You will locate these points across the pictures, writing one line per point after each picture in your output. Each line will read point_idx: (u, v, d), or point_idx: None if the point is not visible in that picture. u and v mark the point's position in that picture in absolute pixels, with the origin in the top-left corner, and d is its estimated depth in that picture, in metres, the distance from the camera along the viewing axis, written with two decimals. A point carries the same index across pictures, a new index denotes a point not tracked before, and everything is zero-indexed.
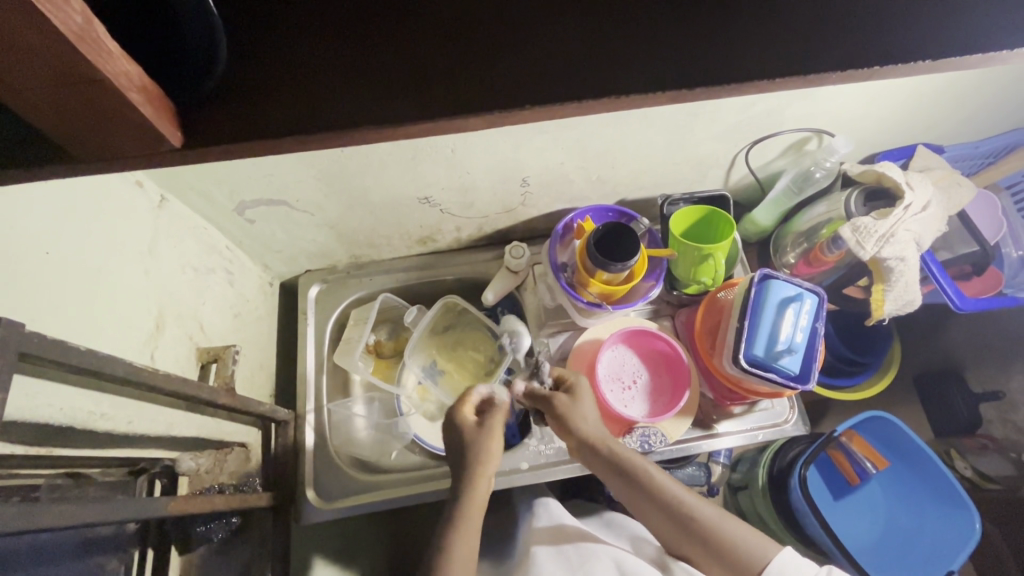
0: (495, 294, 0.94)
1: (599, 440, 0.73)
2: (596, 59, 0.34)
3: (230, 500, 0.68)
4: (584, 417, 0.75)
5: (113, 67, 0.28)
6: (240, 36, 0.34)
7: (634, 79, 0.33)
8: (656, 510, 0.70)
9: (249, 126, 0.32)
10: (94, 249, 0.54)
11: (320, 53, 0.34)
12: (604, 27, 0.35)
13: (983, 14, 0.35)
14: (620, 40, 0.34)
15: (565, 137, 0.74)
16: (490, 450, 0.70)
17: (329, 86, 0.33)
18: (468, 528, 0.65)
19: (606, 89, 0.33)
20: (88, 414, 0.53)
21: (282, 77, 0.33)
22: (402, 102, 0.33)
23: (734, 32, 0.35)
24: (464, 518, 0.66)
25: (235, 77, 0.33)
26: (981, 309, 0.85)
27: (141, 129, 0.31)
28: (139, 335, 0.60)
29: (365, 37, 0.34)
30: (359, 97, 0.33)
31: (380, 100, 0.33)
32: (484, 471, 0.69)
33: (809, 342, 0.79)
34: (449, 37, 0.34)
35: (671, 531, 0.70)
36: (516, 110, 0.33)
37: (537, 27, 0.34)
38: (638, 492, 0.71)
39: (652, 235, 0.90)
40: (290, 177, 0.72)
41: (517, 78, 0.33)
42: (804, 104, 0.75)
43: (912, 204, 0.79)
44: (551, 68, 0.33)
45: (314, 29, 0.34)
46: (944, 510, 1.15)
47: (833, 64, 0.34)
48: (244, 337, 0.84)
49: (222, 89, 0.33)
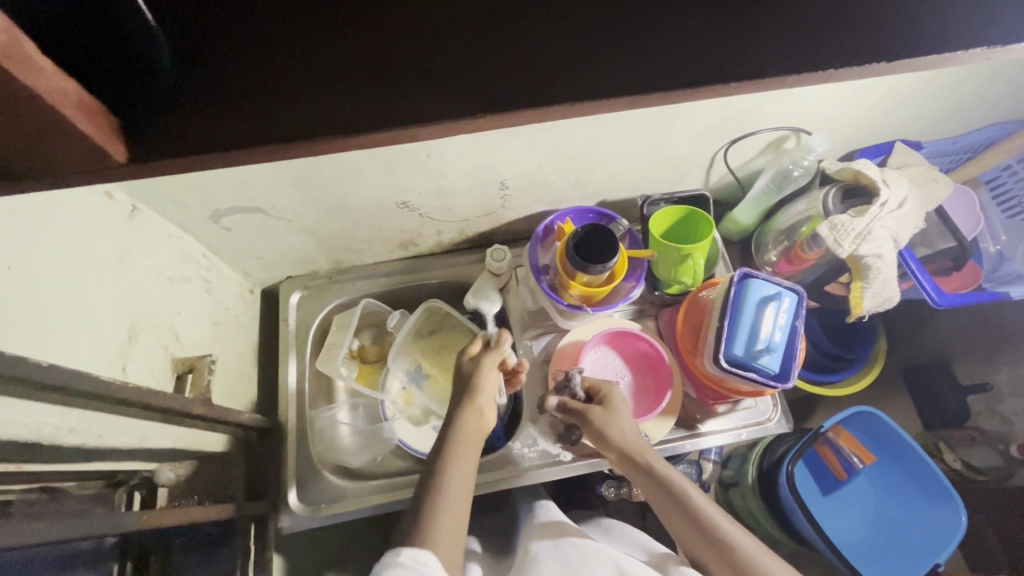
0: (477, 298, 0.94)
1: (641, 447, 0.74)
2: (553, 68, 0.34)
3: (209, 512, 0.68)
4: (623, 426, 0.75)
5: (47, 84, 0.27)
6: (191, 46, 0.34)
7: (594, 84, 0.33)
8: (688, 528, 0.70)
9: (196, 139, 0.32)
10: (60, 262, 0.53)
11: (276, 64, 0.34)
12: (561, 39, 0.35)
13: (930, 15, 0.36)
14: (577, 51, 0.34)
15: (541, 140, 0.74)
16: (484, 380, 0.73)
17: (287, 97, 0.33)
18: (466, 460, 0.68)
19: (571, 94, 0.33)
20: (53, 429, 0.53)
21: (236, 87, 0.33)
22: (361, 114, 0.33)
23: (689, 40, 0.35)
24: (462, 445, 0.69)
25: (185, 88, 0.33)
26: (959, 304, 0.86)
27: (81, 146, 0.30)
28: (110, 348, 0.59)
29: (323, 48, 0.34)
30: (316, 109, 0.32)
31: (340, 110, 0.33)
32: (480, 403, 0.72)
33: (791, 340, 0.79)
34: (409, 50, 0.34)
35: (700, 548, 0.70)
36: (487, 116, 0.33)
37: (495, 39, 0.35)
38: (673, 507, 0.71)
39: (632, 236, 0.89)
40: (265, 184, 0.71)
41: (490, 82, 0.33)
42: (779, 103, 0.75)
43: (888, 201, 0.79)
44: (524, 72, 0.34)
45: (269, 42, 0.34)
46: (929, 503, 1.16)
47: (786, 69, 0.34)
48: (223, 345, 0.83)
49: (170, 102, 0.33)
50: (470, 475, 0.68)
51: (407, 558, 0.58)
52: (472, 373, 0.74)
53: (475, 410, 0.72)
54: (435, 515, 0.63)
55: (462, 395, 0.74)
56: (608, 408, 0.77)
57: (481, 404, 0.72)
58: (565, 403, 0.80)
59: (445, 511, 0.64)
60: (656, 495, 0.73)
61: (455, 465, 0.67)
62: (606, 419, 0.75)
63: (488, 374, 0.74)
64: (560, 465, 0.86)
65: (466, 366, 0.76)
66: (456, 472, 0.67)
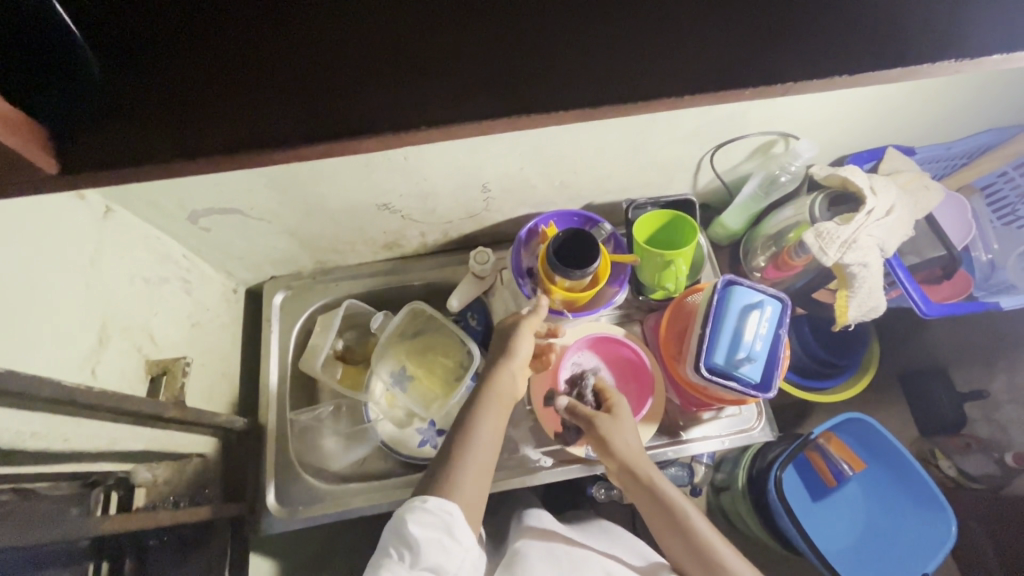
0: (460, 301, 0.94)
1: (642, 459, 0.73)
2: (505, 81, 0.34)
3: (181, 515, 0.67)
4: (625, 438, 0.74)
5: None
6: (134, 55, 0.34)
7: (543, 100, 0.34)
8: (679, 543, 0.69)
9: (141, 149, 0.32)
10: (23, 265, 0.53)
11: (236, 73, 0.34)
12: (504, 48, 0.35)
13: (888, 27, 0.36)
14: (532, 64, 0.35)
15: (522, 144, 0.73)
16: (516, 345, 0.75)
17: (249, 105, 0.33)
18: (495, 418, 0.68)
19: (515, 109, 0.34)
20: (16, 434, 0.52)
21: (190, 95, 0.33)
22: (325, 124, 0.33)
23: (646, 56, 0.35)
24: (491, 404, 0.69)
25: (128, 99, 0.34)
26: (946, 313, 0.84)
27: (12, 161, 0.31)
28: (77, 351, 0.59)
29: (287, 55, 0.34)
30: (276, 117, 0.33)
31: (303, 119, 0.33)
32: (511, 367, 0.73)
33: (774, 349, 0.78)
34: (374, 59, 0.35)
35: (689, 563, 0.69)
36: (424, 130, 0.33)
37: (458, 50, 0.35)
38: (666, 521, 0.70)
39: (615, 240, 0.88)
40: (242, 186, 0.71)
41: (429, 96, 0.34)
42: (765, 109, 0.74)
43: (874, 209, 0.78)
44: (462, 86, 0.34)
45: (218, 56, 0.34)
46: (920, 510, 1.15)
47: (744, 81, 0.34)
48: (203, 346, 0.83)
49: (115, 111, 0.33)
50: (498, 430, 0.68)
51: (433, 502, 0.58)
52: (506, 338, 0.76)
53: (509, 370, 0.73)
54: (463, 463, 0.63)
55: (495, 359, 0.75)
56: (613, 419, 0.76)
57: (513, 369, 0.73)
58: (574, 407, 0.78)
59: (472, 459, 0.63)
60: (651, 511, 0.71)
61: (484, 417, 0.67)
62: (608, 432, 0.74)
63: (521, 341, 0.76)
64: (542, 470, 0.86)
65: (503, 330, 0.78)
66: (485, 424, 0.67)
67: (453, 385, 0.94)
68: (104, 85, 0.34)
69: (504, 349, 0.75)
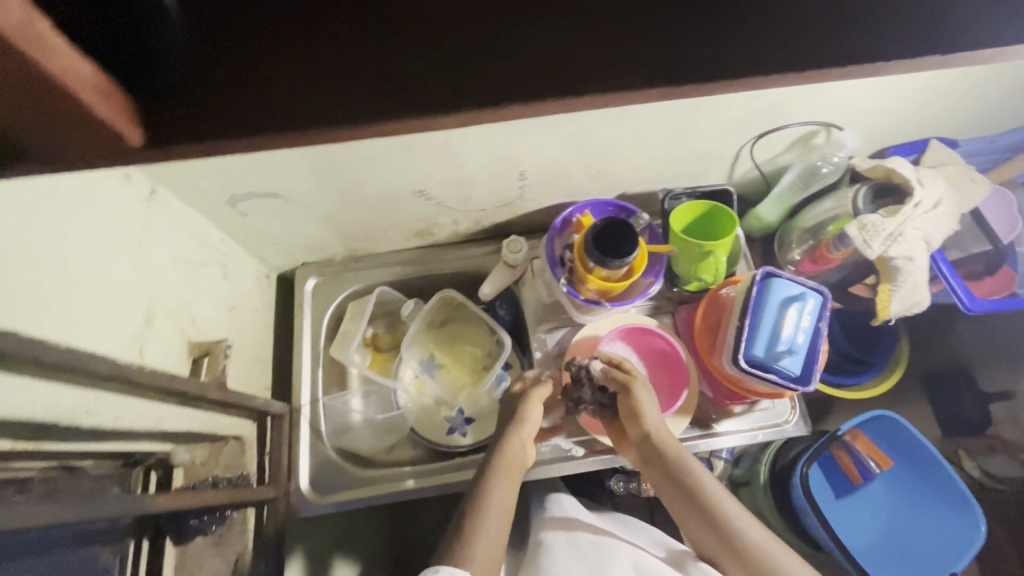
0: (493, 288, 0.93)
1: (665, 437, 0.74)
2: (522, 63, 0.33)
3: (223, 496, 0.68)
4: (652, 414, 0.75)
5: (60, 63, 0.26)
6: (202, 24, 0.34)
7: (608, 77, 0.32)
8: (699, 519, 0.70)
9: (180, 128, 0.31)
10: (73, 243, 0.53)
11: (299, 46, 0.33)
12: (508, 29, 0.33)
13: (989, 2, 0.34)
14: (566, 41, 0.33)
15: (564, 130, 0.72)
16: (527, 415, 0.76)
17: (312, 76, 0.32)
18: (506, 485, 0.69)
19: (527, 95, 0.32)
20: (72, 410, 0.52)
21: (255, 68, 0.33)
22: (393, 93, 0.32)
23: (727, 35, 0.34)
24: (502, 473, 0.70)
25: (195, 69, 0.32)
26: (992, 310, 0.83)
27: (97, 131, 0.29)
28: (126, 330, 0.59)
29: (354, 26, 0.33)
30: (343, 88, 0.32)
31: (369, 92, 0.32)
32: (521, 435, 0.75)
33: (814, 342, 0.77)
34: (445, 27, 0.33)
35: (709, 538, 0.69)
36: (422, 117, 0.31)
37: (533, 19, 0.34)
38: (686, 499, 0.71)
39: (652, 230, 0.87)
40: (283, 170, 0.71)
41: (426, 83, 0.32)
42: (811, 98, 0.73)
43: (921, 201, 0.77)
44: (462, 70, 0.32)
45: (233, 40, 0.33)
46: (948, 510, 1.14)
47: (831, 61, 0.33)
48: (239, 330, 0.83)
49: (169, 79, 0.32)
50: (510, 499, 0.69)
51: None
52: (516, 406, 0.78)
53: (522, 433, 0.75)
54: (475, 535, 0.64)
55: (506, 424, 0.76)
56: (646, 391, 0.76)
57: (524, 438, 0.74)
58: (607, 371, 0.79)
59: (484, 529, 0.64)
60: (672, 488, 0.72)
61: (495, 487, 0.68)
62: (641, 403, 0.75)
63: (532, 408, 0.77)
64: (572, 460, 0.86)
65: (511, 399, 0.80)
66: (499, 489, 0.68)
67: (481, 374, 0.95)
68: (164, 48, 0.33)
69: (514, 419, 0.76)
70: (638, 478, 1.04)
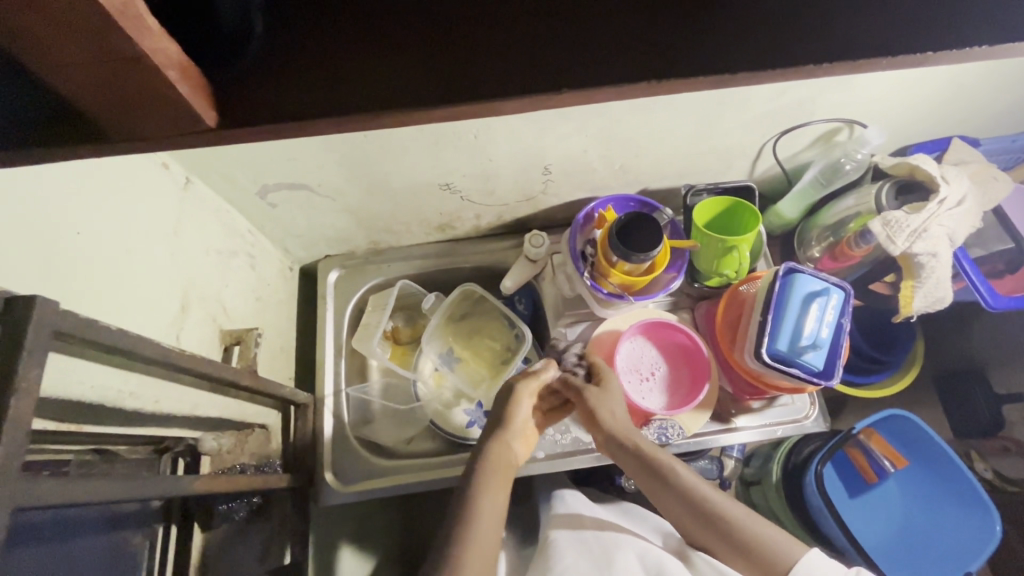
0: (514, 282, 0.94)
1: (627, 433, 0.74)
2: (557, 50, 0.32)
3: (253, 480, 0.69)
4: (610, 411, 0.76)
5: (152, 44, 0.27)
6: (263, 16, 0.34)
7: (653, 61, 0.32)
8: (678, 505, 0.69)
9: (235, 116, 0.32)
10: (117, 229, 0.54)
11: (369, 33, 0.33)
12: (545, 19, 0.33)
13: None
14: (610, 25, 0.33)
15: (591, 124, 0.73)
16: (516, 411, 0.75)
17: (379, 63, 0.33)
18: (496, 489, 0.67)
19: (562, 82, 0.32)
20: (117, 392, 0.53)
21: (330, 56, 0.33)
22: (448, 83, 0.32)
23: (783, 17, 0.33)
24: (490, 475, 0.68)
25: (252, 59, 0.33)
26: (1013, 307, 0.83)
27: (176, 111, 0.30)
28: (163, 316, 0.60)
29: (383, 19, 0.34)
30: (399, 78, 0.32)
31: (427, 80, 0.32)
32: (506, 437, 0.73)
33: (836, 337, 0.78)
34: (499, 17, 0.33)
35: (692, 522, 0.68)
36: (455, 105, 0.32)
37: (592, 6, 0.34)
38: (660, 488, 0.70)
39: (674, 226, 0.88)
40: (313, 161, 0.72)
41: (448, 75, 0.32)
42: (836, 93, 0.73)
43: (947, 198, 0.77)
44: (492, 59, 0.32)
45: (280, 35, 0.34)
46: (963, 512, 1.13)
47: (881, 49, 0.33)
48: (265, 320, 0.84)
49: (251, 72, 0.33)
50: (500, 501, 0.67)
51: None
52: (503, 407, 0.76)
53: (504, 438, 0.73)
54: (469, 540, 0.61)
55: (493, 428, 0.75)
56: (600, 392, 0.78)
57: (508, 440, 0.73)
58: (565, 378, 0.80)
59: (478, 533, 0.62)
60: (646, 480, 0.72)
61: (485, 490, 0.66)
62: (594, 406, 0.76)
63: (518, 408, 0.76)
64: (591, 453, 0.86)
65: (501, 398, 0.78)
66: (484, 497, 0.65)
67: (500, 367, 0.95)
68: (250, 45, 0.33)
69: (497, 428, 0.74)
70: None
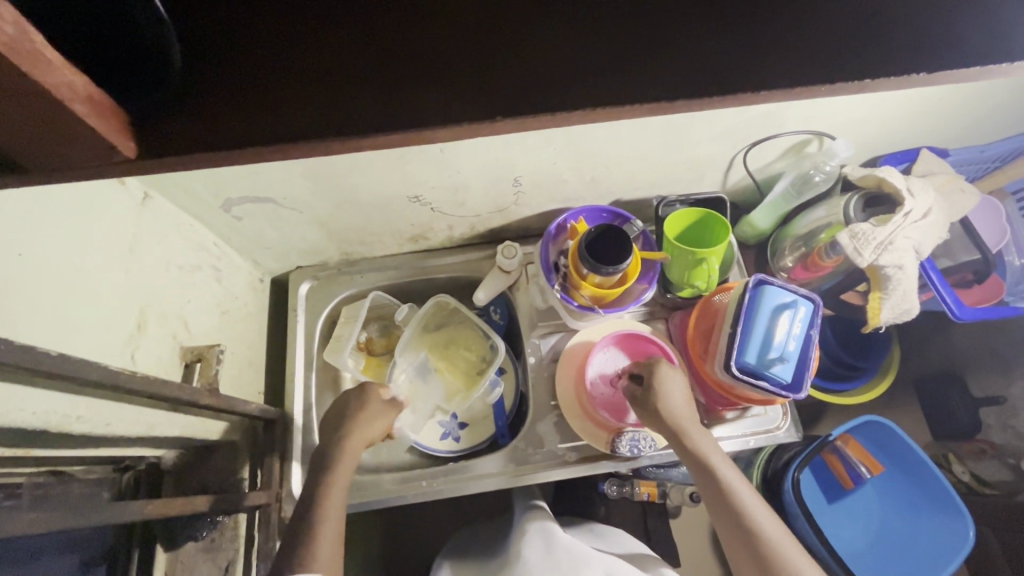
0: (487, 294, 0.94)
1: (685, 425, 0.71)
2: (472, 78, 0.35)
3: (214, 499, 0.68)
4: (675, 402, 0.72)
5: (55, 79, 0.28)
6: (190, 49, 0.36)
7: (578, 95, 0.34)
8: (722, 512, 0.67)
9: (154, 147, 0.33)
10: (65, 249, 0.53)
11: (296, 63, 0.35)
12: (465, 50, 0.35)
13: (973, 17, 0.35)
14: (542, 64, 0.35)
15: (557, 139, 0.72)
16: (368, 419, 0.77)
17: (345, 80, 0.35)
18: (337, 485, 0.70)
19: (488, 111, 0.34)
20: (62, 418, 0.52)
21: (337, 59, 0.35)
22: (370, 114, 0.34)
23: (724, 51, 0.35)
24: (338, 473, 0.71)
25: (172, 90, 0.34)
26: (980, 318, 0.84)
27: (93, 143, 0.32)
28: (117, 337, 0.59)
29: (300, 48, 0.35)
30: (316, 108, 0.34)
31: (358, 109, 0.34)
32: (354, 434, 0.76)
33: (806, 350, 0.78)
34: (417, 50, 0.35)
35: (728, 532, 0.67)
36: (381, 135, 0.34)
37: (551, 41, 0.36)
38: (709, 489, 0.69)
39: (645, 237, 0.88)
40: (278, 176, 0.71)
41: (369, 102, 0.34)
42: (803, 108, 0.74)
43: (912, 211, 0.78)
44: (407, 84, 0.34)
45: (203, 65, 0.35)
46: (939, 516, 1.13)
47: (823, 76, 0.34)
48: (232, 335, 0.83)
49: (242, 81, 0.35)
50: (344, 494, 0.70)
51: None
52: (362, 411, 0.78)
53: (358, 440, 0.75)
54: (323, 532, 0.65)
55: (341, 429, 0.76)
56: (664, 381, 0.74)
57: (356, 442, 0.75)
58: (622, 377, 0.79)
59: (326, 525, 0.66)
60: (703, 484, 0.69)
61: (335, 484, 0.70)
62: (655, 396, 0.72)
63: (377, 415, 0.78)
64: (564, 466, 0.85)
65: (354, 400, 0.79)
66: (334, 495, 0.69)
67: (474, 379, 0.94)
68: (228, 71, 0.35)
69: (347, 425, 0.76)
70: (631, 483, 1.03)
